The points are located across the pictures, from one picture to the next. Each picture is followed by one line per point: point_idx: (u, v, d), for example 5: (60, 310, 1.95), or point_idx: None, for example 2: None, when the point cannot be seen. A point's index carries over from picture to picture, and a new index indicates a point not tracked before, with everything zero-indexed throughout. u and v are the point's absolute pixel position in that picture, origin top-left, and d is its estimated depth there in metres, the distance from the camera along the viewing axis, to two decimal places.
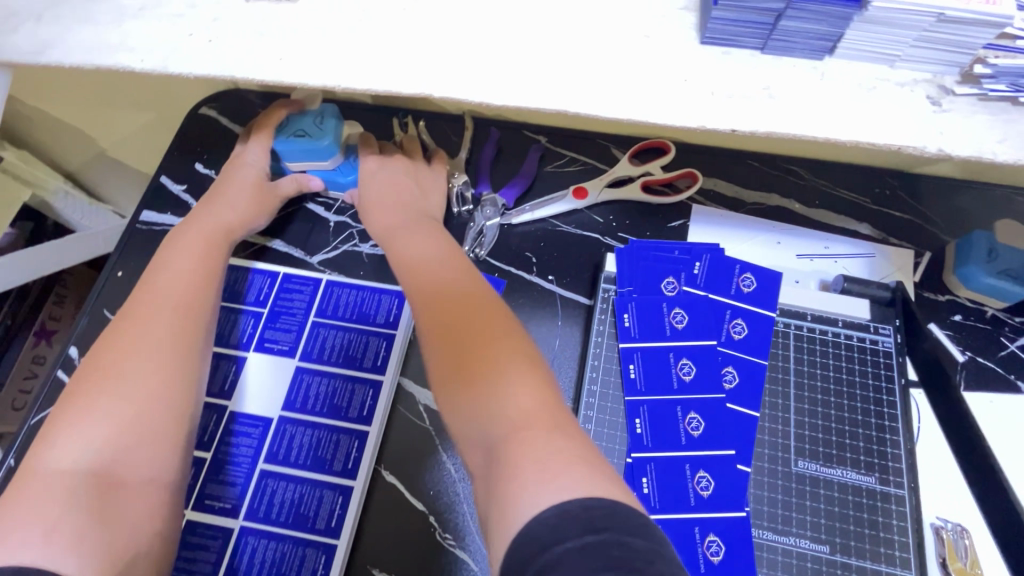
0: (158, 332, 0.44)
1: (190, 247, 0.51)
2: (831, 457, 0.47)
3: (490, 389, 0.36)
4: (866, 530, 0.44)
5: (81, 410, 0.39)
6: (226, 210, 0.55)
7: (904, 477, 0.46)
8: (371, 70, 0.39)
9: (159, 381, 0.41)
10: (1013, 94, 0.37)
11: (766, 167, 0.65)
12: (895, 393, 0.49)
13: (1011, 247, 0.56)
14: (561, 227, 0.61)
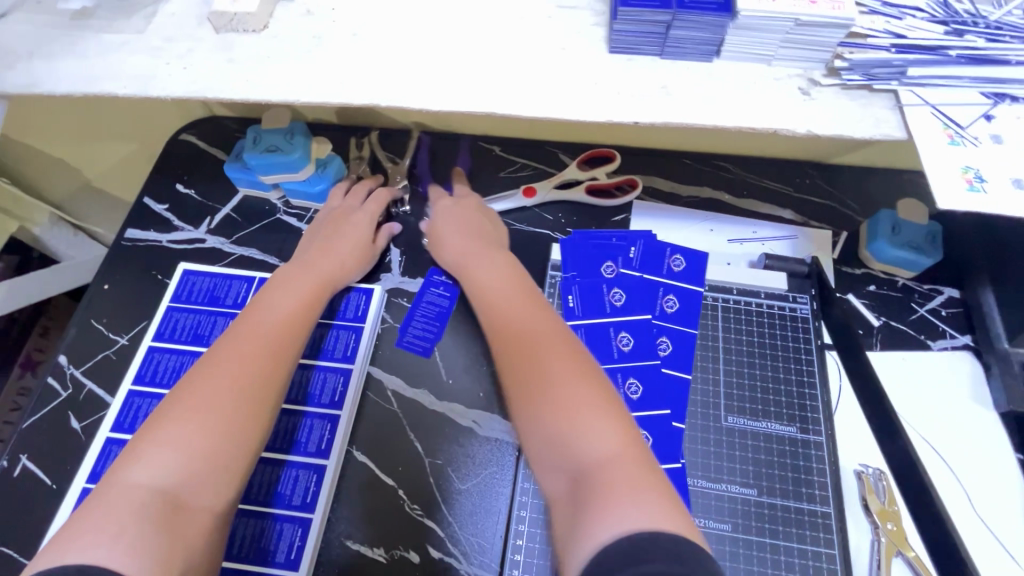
0: (257, 371, 0.45)
1: (296, 289, 0.54)
2: (756, 412, 0.52)
3: (565, 416, 0.40)
4: (790, 473, 0.50)
5: (163, 428, 0.40)
6: (332, 258, 0.59)
7: (821, 426, 0.51)
8: (327, 88, 0.46)
9: (243, 413, 0.42)
10: (867, 83, 0.44)
11: (698, 164, 0.72)
12: (812, 352, 0.55)
13: (912, 222, 0.62)
14: (513, 225, 0.66)
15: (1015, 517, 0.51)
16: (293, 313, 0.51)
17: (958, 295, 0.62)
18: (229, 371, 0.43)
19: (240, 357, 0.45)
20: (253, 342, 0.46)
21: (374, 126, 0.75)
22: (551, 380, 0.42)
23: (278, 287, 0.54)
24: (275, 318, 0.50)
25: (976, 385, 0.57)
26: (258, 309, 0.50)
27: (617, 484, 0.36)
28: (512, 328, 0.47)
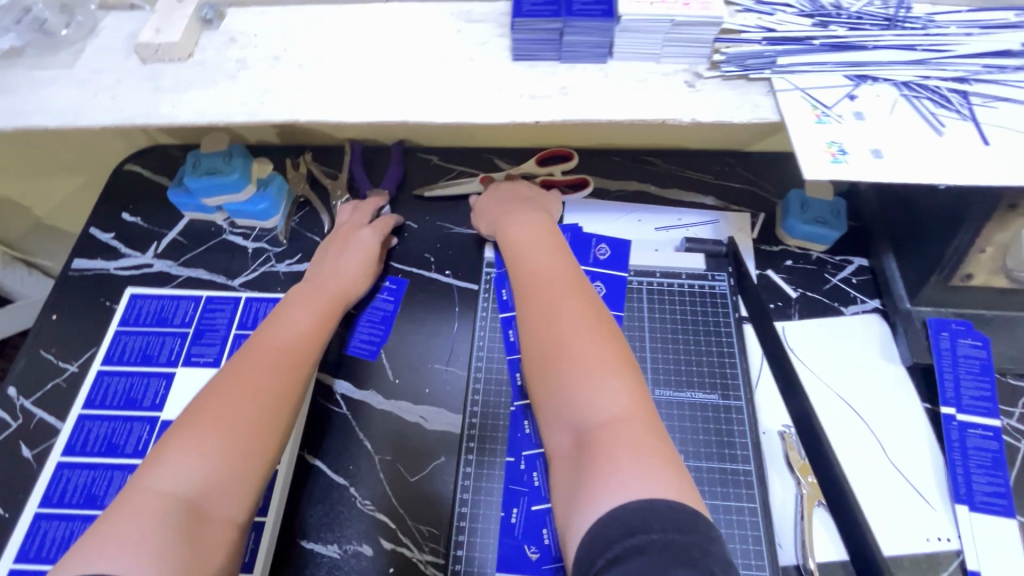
0: (275, 386, 0.46)
1: (310, 307, 0.56)
2: (681, 382, 0.56)
3: (583, 382, 0.42)
4: (713, 437, 0.53)
5: (188, 435, 0.40)
6: (343, 269, 0.61)
7: (742, 390, 0.55)
8: (250, 108, 0.49)
9: (263, 423, 0.43)
10: (744, 72, 0.48)
11: (625, 159, 0.76)
12: (731, 324, 0.59)
13: (817, 200, 0.68)
14: (453, 229, 0.71)
15: (926, 461, 0.56)
16: (306, 332, 0.53)
17: (865, 263, 0.67)
18: (249, 381, 0.45)
19: (261, 370, 0.46)
20: (276, 357, 0.48)
21: (312, 144, 0.77)
22: (564, 347, 0.44)
23: (295, 304, 0.56)
24: (293, 335, 0.51)
25: (884, 344, 0.62)
26: (274, 327, 0.52)
27: (619, 449, 0.38)
28: (536, 280, 0.49)
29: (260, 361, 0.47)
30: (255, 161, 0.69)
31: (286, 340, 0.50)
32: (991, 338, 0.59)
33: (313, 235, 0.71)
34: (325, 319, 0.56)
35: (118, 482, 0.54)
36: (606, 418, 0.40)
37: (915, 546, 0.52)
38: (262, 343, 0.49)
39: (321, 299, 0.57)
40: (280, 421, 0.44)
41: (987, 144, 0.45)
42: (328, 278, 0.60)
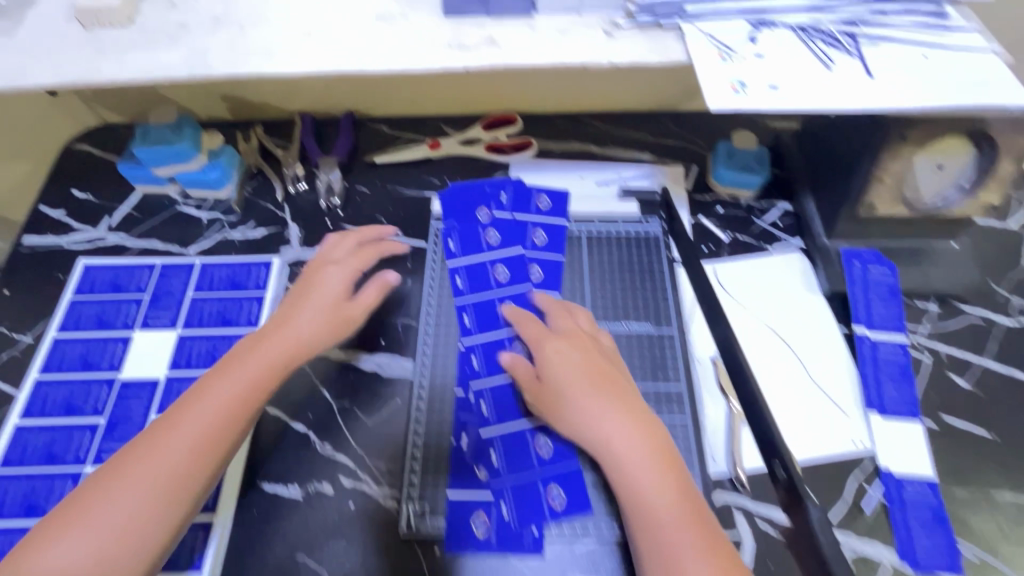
0: (172, 468, 0.45)
1: (246, 373, 0.50)
2: (617, 316, 0.61)
3: (652, 503, 0.45)
4: (648, 361, 0.58)
5: (82, 509, 0.43)
6: (302, 325, 0.55)
7: (673, 321, 0.60)
8: (190, 66, 0.50)
9: (153, 507, 0.43)
10: (656, 21, 0.52)
11: (566, 123, 0.80)
12: (663, 263, 0.64)
13: (744, 149, 0.72)
14: (404, 192, 0.73)
15: (845, 378, 0.61)
16: (231, 403, 0.48)
17: (791, 208, 0.72)
18: (149, 481, 0.44)
19: (167, 458, 0.45)
20: (192, 442, 0.46)
21: (264, 118, 0.79)
22: (653, 513, 0.45)
23: (236, 363, 0.51)
24: (213, 411, 0.47)
25: (807, 277, 0.66)
26: (193, 403, 0.48)
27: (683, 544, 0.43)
28: (614, 455, 0.48)
29: (166, 439, 0.46)
30: (207, 134, 0.71)
31: (198, 417, 0.47)
32: (898, 267, 0.65)
33: (265, 202, 0.72)
34: (266, 386, 0.51)
35: (78, 439, 0.55)
36: (662, 510, 0.45)
37: (833, 449, 0.57)
38: (174, 423, 0.47)
39: (263, 360, 0.51)
40: (174, 507, 0.44)
41: (871, 77, 0.50)
42: (276, 337, 0.53)
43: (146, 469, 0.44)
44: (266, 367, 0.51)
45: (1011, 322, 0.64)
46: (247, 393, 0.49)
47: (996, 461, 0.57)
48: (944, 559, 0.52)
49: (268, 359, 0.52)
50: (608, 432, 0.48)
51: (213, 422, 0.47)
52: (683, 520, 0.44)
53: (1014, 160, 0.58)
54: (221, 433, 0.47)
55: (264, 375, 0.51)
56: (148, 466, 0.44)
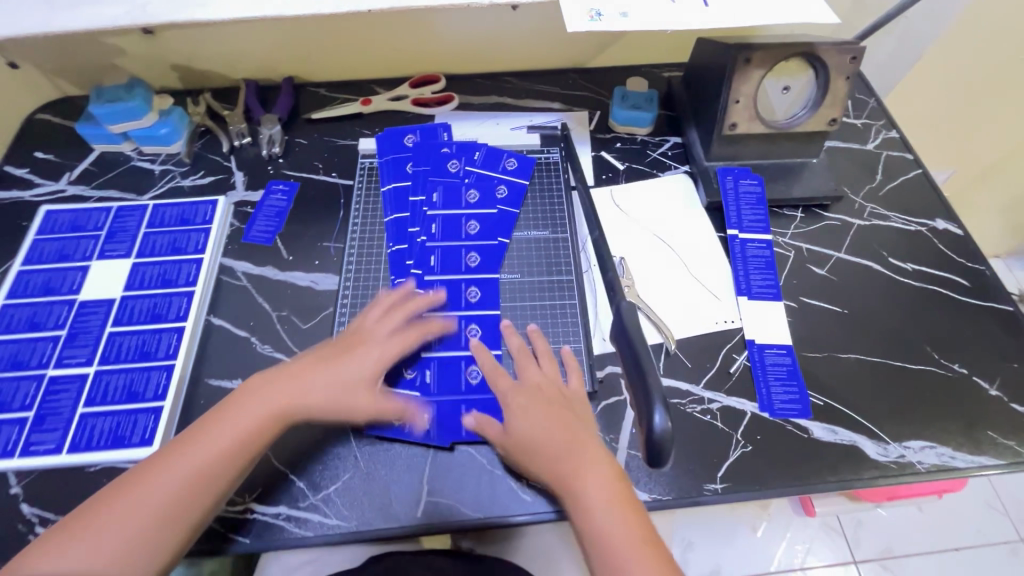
0: (183, 491, 0.49)
1: (262, 403, 0.54)
2: (520, 225, 0.72)
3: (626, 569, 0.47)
4: (544, 260, 0.69)
5: (100, 515, 0.48)
6: (317, 386, 0.55)
7: (566, 227, 0.71)
8: (131, 14, 0.59)
9: (162, 521, 0.48)
10: None
11: (486, 80, 0.90)
12: (560, 183, 0.76)
13: (636, 91, 0.83)
14: (339, 142, 0.82)
15: (719, 271, 0.70)
16: (247, 432, 0.53)
17: (679, 140, 0.83)
18: (170, 489, 0.49)
19: (189, 477, 0.50)
20: (209, 454, 0.51)
21: (212, 86, 0.87)
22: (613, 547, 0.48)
23: (257, 398, 0.54)
24: (219, 441, 0.52)
25: (688, 194, 0.77)
26: (216, 423, 0.53)
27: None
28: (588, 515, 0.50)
29: (181, 458, 0.50)
30: (157, 96, 0.79)
31: (216, 443, 0.51)
32: (766, 180, 0.75)
33: (213, 155, 0.80)
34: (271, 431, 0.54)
35: (42, 349, 0.62)
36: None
37: (706, 327, 0.66)
38: (193, 443, 0.51)
39: (280, 394, 0.55)
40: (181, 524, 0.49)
41: (706, 5, 0.60)
42: (292, 386, 0.55)
43: (164, 481, 0.49)
44: (286, 398, 0.54)
45: (862, 223, 0.75)
46: (261, 429, 0.53)
47: (844, 330, 0.67)
48: (796, 406, 0.61)
49: (283, 394, 0.55)
50: (576, 485, 0.51)
51: (228, 450, 0.51)
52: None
53: (846, 79, 0.68)
54: (231, 455, 0.51)
55: (275, 408, 0.54)
56: (169, 479, 0.49)
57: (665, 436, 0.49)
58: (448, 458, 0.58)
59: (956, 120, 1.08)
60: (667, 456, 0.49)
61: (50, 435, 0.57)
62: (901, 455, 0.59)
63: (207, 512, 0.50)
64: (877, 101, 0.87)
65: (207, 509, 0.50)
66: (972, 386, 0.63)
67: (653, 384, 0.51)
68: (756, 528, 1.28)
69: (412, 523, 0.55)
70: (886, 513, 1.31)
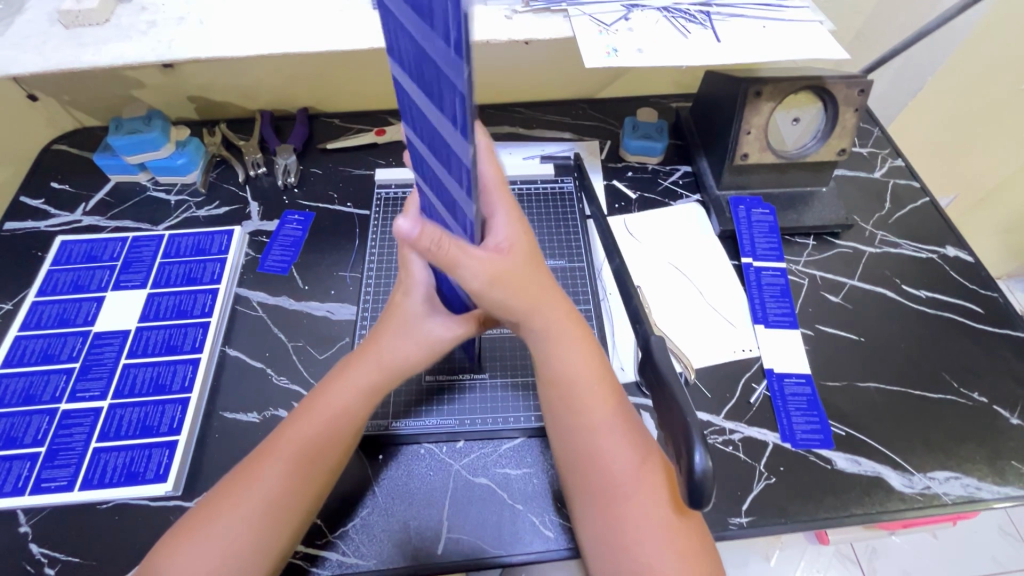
0: (323, 444, 0.51)
1: (343, 394, 0.52)
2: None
3: (629, 505, 0.48)
4: (562, 289, 0.69)
5: (267, 457, 0.49)
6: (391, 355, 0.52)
7: (582, 256, 0.72)
8: (159, 52, 0.60)
9: (294, 473, 0.49)
10: (547, 5, 0.63)
11: (497, 111, 0.91)
12: (576, 213, 0.76)
13: (646, 121, 0.85)
14: (353, 172, 0.83)
15: (733, 298, 0.71)
16: (330, 428, 0.51)
17: (690, 169, 0.84)
18: (275, 493, 0.48)
19: (287, 479, 0.48)
20: (301, 449, 0.50)
21: (228, 117, 0.89)
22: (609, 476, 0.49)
23: (321, 404, 0.52)
24: (351, 397, 0.52)
25: (701, 222, 0.78)
26: (292, 433, 0.50)
27: (632, 514, 0.48)
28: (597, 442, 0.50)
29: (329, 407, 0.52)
30: (174, 128, 0.79)
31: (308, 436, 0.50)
32: (778, 209, 0.76)
33: (229, 185, 0.81)
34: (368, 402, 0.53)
35: (56, 382, 0.61)
36: (620, 476, 0.49)
37: (724, 356, 0.66)
38: (280, 440, 0.50)
39: (356, 388, 0.52)
40: (315, 474, 0.50)
41: (718, 41, 0.61)
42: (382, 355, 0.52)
43: (272, 471, 0.48)
44: (356, 397, 0.52)
45: (873, 251, 0.76)
46: (348, 430, 0.52)
47: (861, 358, 0.67)
48: (817, 436, 0.61)
49: (360, 383, 0.52)
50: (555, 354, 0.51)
51: (327, 436, 0.51)
52: (639, 487, 0.49)
53: (854, 110, 0.69)
54: (323, 453, 0.50)
55: (356, 403, 0.52)
56: (268, 480, 0.48)
57: (704, 477, 0.42)
58: (468, 491, 0.57)
59: (956, 147, 1.09)
60: (709, 497, 0.42)
61: (62, 471, 0.56)
62: (927, 487, 0.58)
63: (309, 512, 0.50)
64: (881, 130, 0.89)
65: (309, 508, 0.50)
66: (992, 414, 0.63)
67: (690, 417, 0.44)
68: (769, 557, 1.20)
69: (432, 560, 0.54)
70: (898, 539, 1.27)
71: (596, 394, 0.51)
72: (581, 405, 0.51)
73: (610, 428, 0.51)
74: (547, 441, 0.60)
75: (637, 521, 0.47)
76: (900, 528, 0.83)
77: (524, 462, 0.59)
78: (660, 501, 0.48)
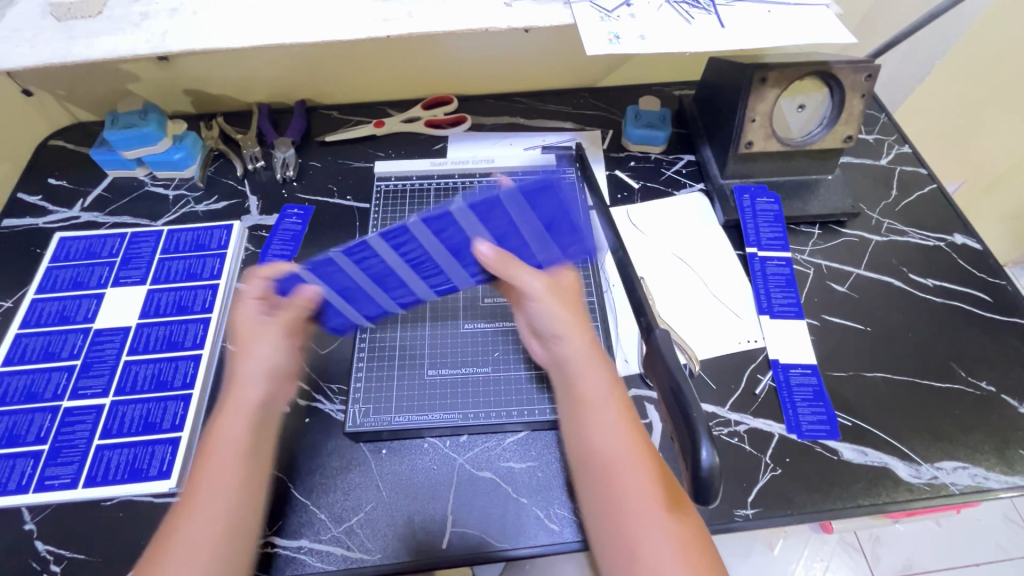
0: (235, 473, 0.45)
1: (228, 427, 0.47)
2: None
3: (646, 528, 0.43)
4: None
5: (180, 505, 0.44)
6: (250, 381, 0.50)
7: None
8: (153, 43, 0.59)
9: (218, 512, 0.44)
10: None
11: (498, 101, 0.90)
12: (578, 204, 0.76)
13: (648, 110, 0.83)
14: (352, 165, 0.82)
15: (738, 289, 0.70)
16: (234, 455, 0.46)
17: (693, 158, 0.83)
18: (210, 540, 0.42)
19: (208, 522, 0.43)
20: (214, 487, 0.44)
21: (225, 111, 0.88)
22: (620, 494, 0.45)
23: (216, 437, 0.47)
24: (237, 422, 0.47)
25: (705, 212, 0.77)
26: (198, 473, 0.45)
27: (652, 537, 0.43)
28: (603, 460, 0.47)
29: (220, 438, 0.46)
30: (171, 121, 0.78)
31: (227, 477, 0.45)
32: (783, 198, 0.75)
33: (228, 180, 0.80)
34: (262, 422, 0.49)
35: (57, 379, 0.61)
36: (630, 492, 0.45)
37: (729, 347, 0.66)
38: (196, 492, 0.44)
39: (242, 414, 0.48)
40: (243, 508, 0.45)
41: (722, 26, 0.60)
42: (244, 382, 0.49)
43: (188, 521, 0.43)
44: (247, 422, 0.48)
45: (880, 239, 0.75)
46: (254, 455, 0.47)
47: (868, 348, 0.66)
48: (823, 427, 0.60)
49: (245, 404, 0.48)
50: (581, 372, 0.50)
51: (235, 463, 0.46)
52: (651, 501, 0.44)
53: (861, 97, 0.68)
54: (243, 482, 0.46)
55: (250, 430, 0.47)
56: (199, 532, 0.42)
57: (711, 473, 0.42)
58: (473, 485, 0.57)
59: (965, 133, 1.07)
60: (717, 493, 0.42)
61: (65, 469, 0.56)
62: (935, 477, 0.58)
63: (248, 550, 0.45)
64: (887, 116, 0.88)
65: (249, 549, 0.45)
66: (1001, 403, 0.62)
67: (694, 411, 0.44)
68: (773, 546, 1.21)
69: (437, 554, 0.54)
70: (902, 527, 1.28)
71: (603, 398, 0.49)
72: (588, 413, 0.49)
73: (616, 440, 0.47)
74: (551, 434, 0.60)
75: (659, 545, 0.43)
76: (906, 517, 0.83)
77: (528, 455, 0.59)
78: (674, 520, 0.44)
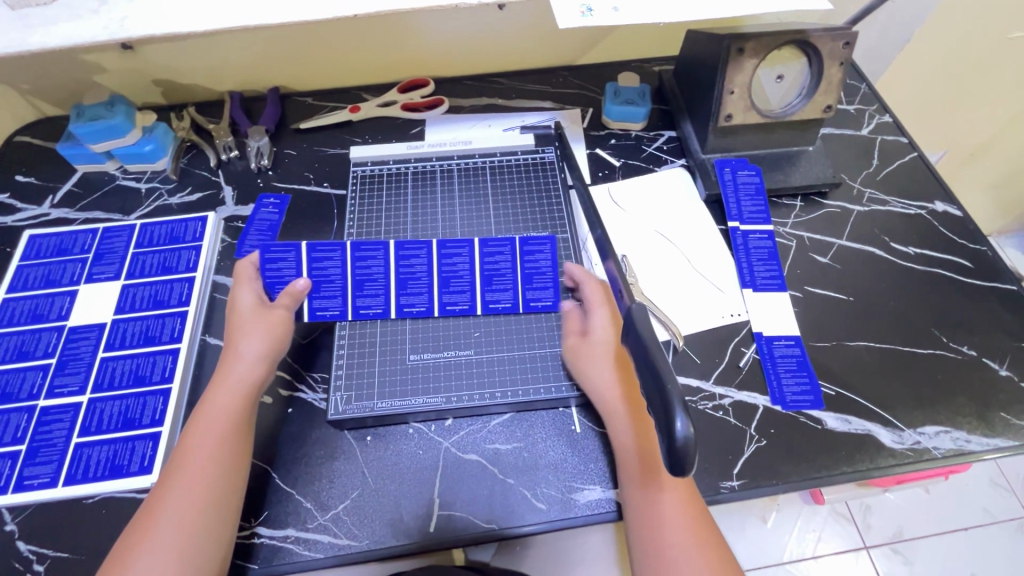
0: (222, 438, 0.51)
1: (218, 402, 0.53)
2: (518, 229, 0.71)
3: (653, 505, 0.49)
4: None
5: (178, 467, 0.49)
6: (242, 356, 0.56)
7: (566, 227, 0.71)
8: (111, 29, 0.57)
9: (208, 471, 0.49)
10: None
11: (476, 83, 0.89)
12: (558, 183, 0.75)
13: (627, 87, 0.82)
14: (328, 152, 0.81)
15: (721, 263, 0.70)
16: (225, 425, 0.52)
17: (674, 134, 0.82)
18: (184, 509, 0.47)
19: (199, 481, 0.48)
20: (203, 451, 0.50)
21: (195, 101, 0.86)
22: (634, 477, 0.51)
23: (207, 408, 0.53)
24: (228, 396, 0.53)
25: (686, 187, 0.76)
26: (190, 438, 0.51)
27: (657, 510, 0.49)
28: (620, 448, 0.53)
29: (213, 409, 0.53)
30: (139, 112, 0.76)
31: (200, 453, 0.50)
32: (764, 170, 0.75)
33: (201, 171, 0.78)
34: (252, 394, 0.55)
35: (33, 379, 0.60)
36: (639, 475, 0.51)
37: (712, 322, 0.65)
38: (182, 462, 0.49)
39: (232, 389, 0.54)
40: (228, 470, 0.50)
41: None
42: (236, 358, 0.56)
43: (179, 479, 0.48)
44: (240, 395, 0.54)
45: (862, 210, 0.75)
46: (241, 425, 0.53)
47: (851, 318, 0.66)
48: (808, 397, 0.60)
49: (236, 381, 0.54)
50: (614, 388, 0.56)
51: (223, 432, 0.51)
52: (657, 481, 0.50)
53: (839, 65, 0.67)
54: (227, 445, 0.51)
55: (238, 406, 0.53)
56: (175, 503, 0.47)
57: (687, 443, 0.41)
58: (459, 468, 0.57)
59: (947, 101, 1.07)
60: (692, 464, 0.41)
61: (44, 468, 0.55)
62: (917, 442, 0.58)
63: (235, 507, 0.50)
64: (868, 86, 0.87)
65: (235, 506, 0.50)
66: (982, 367, 0.63)
67: (669, 384, 0.44)
68: (766, 519, 1.23)
69: (425, 538, 0.53)
70: (892, 496, 1.30)
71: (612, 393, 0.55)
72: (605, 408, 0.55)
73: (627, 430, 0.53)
74: (536, 414, 0.60)
75: (668, 518, 0.49)
76: (893, 485, 0.84)
77: (513, 436, 0.59)
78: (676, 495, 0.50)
